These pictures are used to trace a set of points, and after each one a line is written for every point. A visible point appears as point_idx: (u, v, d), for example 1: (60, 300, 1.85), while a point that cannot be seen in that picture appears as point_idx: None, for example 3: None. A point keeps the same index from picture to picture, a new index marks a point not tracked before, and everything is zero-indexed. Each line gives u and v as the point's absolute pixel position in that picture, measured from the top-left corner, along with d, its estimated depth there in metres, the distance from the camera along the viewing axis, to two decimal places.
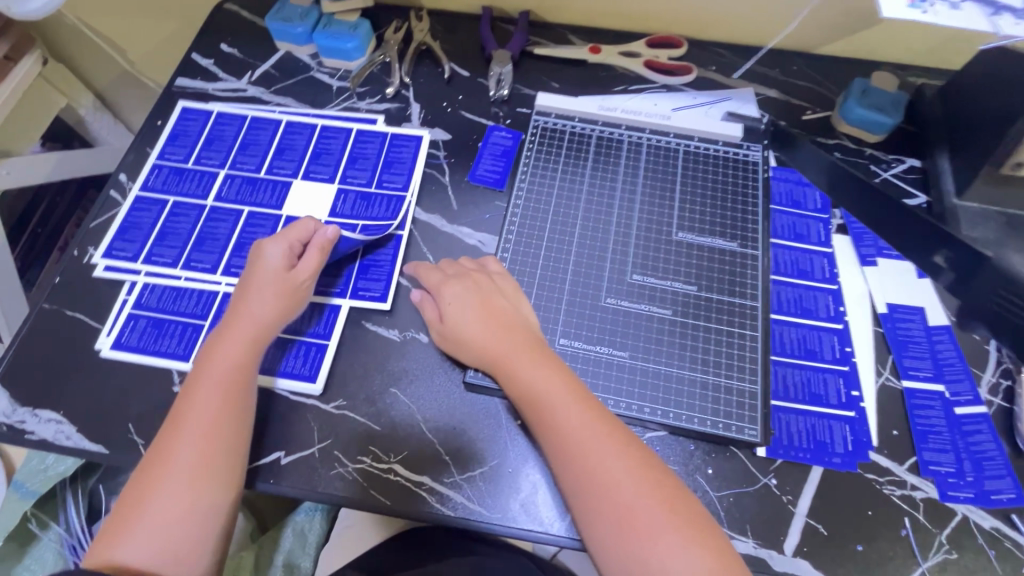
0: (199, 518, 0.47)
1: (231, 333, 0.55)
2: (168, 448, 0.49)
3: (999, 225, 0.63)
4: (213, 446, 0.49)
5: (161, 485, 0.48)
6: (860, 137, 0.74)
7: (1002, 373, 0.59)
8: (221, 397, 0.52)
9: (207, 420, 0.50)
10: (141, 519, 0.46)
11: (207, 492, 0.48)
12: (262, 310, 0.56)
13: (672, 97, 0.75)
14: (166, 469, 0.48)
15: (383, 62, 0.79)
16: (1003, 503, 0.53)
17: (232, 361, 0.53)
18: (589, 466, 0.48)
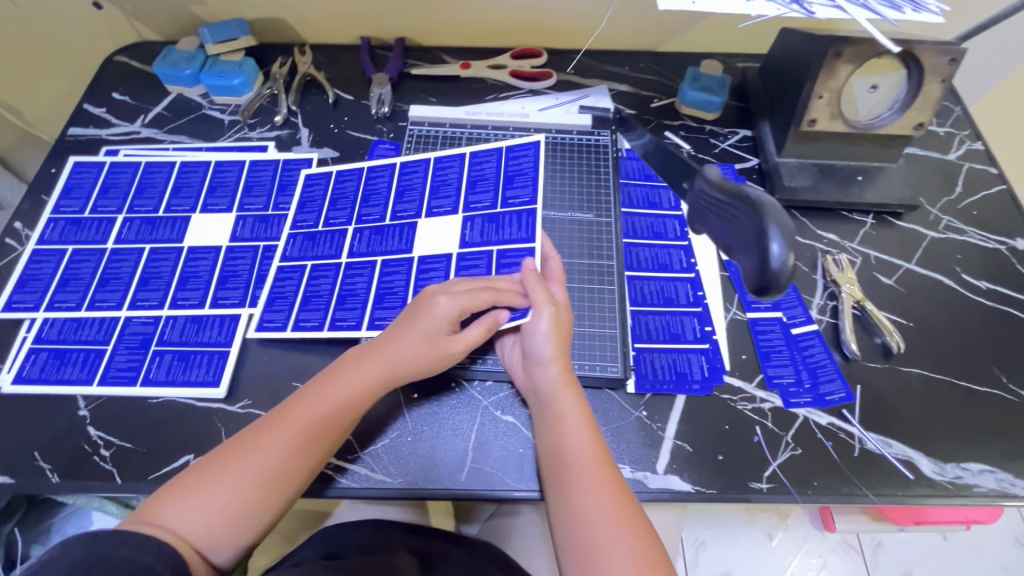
0: (247, 519, 0.51)
1: (391, 357, 0.57)
2: (271, 438, 0.53)
3: (811, 174, 0.75)
4: (295, 462, 0.53)
5: (240, 471, 0.51)
6: (700, 117, 0.84)
7: (829, 296, 0.69)
8: (336, 420, 0.55)
9: (311, 432, 0.53)
10: (201, 493, 0.50)
11: (269, 499, 0.51)
12: (440, 337, 0.58)
13: (538, 100, 0.84)
14: (256, 457, 0.52)
15: (271, 95, 0.85)
16: (836, 402, 0.62)
17: (361, 388, 0.56)
18: (579, 508, 0.51)
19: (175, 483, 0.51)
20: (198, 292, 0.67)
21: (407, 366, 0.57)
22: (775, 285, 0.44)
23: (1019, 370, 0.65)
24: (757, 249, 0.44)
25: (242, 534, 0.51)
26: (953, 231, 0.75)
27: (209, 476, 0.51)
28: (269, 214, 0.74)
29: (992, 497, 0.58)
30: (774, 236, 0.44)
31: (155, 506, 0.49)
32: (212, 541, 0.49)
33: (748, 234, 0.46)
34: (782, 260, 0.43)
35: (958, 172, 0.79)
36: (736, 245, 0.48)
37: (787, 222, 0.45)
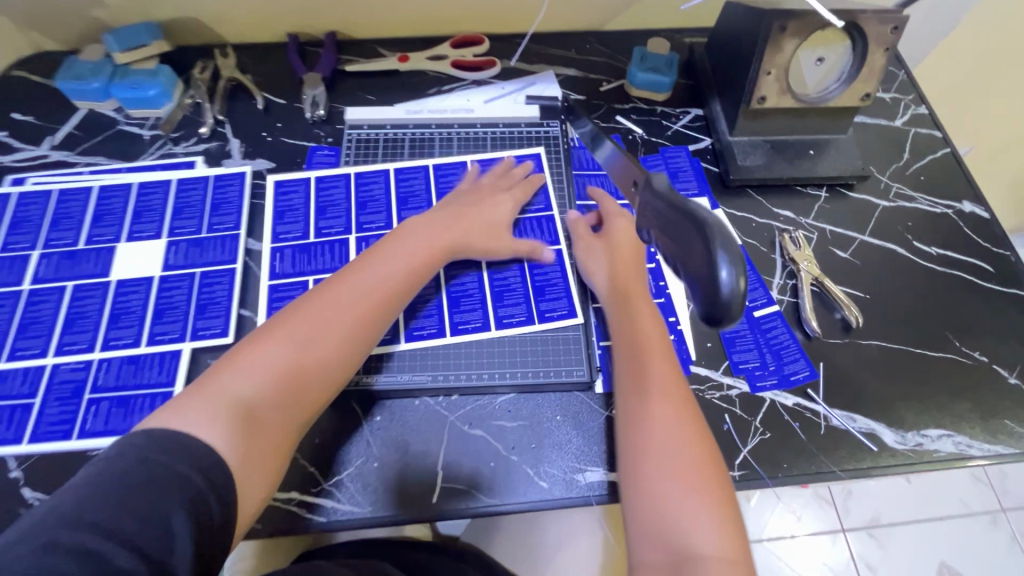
0: (296, 396, 0.51)
1: (443, 233, 0.63)
2: (326, 310, 0.55)
3: (763, 151, 0.74)
4: (341, 333, 0.55)
5: (291, 341, 0.52)
6: (650, 98, 0.82)
7: (788, 275, 0.70)
8: (391, 292, 0.58)
9: (365, 306, 0.56)
10: (250, 360, 0.51)
11: (313, 372, 0.53)
12: (488, 224, 0.66)
13: (482, 91, 0.81)
14: (308, 329, 0.54)
15: (194, 104, 0.79)
16: (800, 381, 0.63)
17: (415, 262, 0.61)
18: (648, 426, 0.51)
19: (226, 360, 0.51)
20: (133, 329, 0.62)
21: (460, 244, 0.64)
22: (726, 314, 0.36)
23: (970, 333, 0.67)
24: (706, 270, 0.37)
25: (292, 410, 0.51)
26: (903, 199, 0.75)
27: (257, 352, 0.51)
28: (204, 237, 0.69)
29: (951, 461, 0.59)
30: (723, 255, 0.36)
31: (205, 384, 0.49)
32: (264, 414, 0.49)
33: (695, 250, 0.39)
34: (733, 283, 0.36)
35: (905, 138, 0.80)
36: (682, 263, 0.40)
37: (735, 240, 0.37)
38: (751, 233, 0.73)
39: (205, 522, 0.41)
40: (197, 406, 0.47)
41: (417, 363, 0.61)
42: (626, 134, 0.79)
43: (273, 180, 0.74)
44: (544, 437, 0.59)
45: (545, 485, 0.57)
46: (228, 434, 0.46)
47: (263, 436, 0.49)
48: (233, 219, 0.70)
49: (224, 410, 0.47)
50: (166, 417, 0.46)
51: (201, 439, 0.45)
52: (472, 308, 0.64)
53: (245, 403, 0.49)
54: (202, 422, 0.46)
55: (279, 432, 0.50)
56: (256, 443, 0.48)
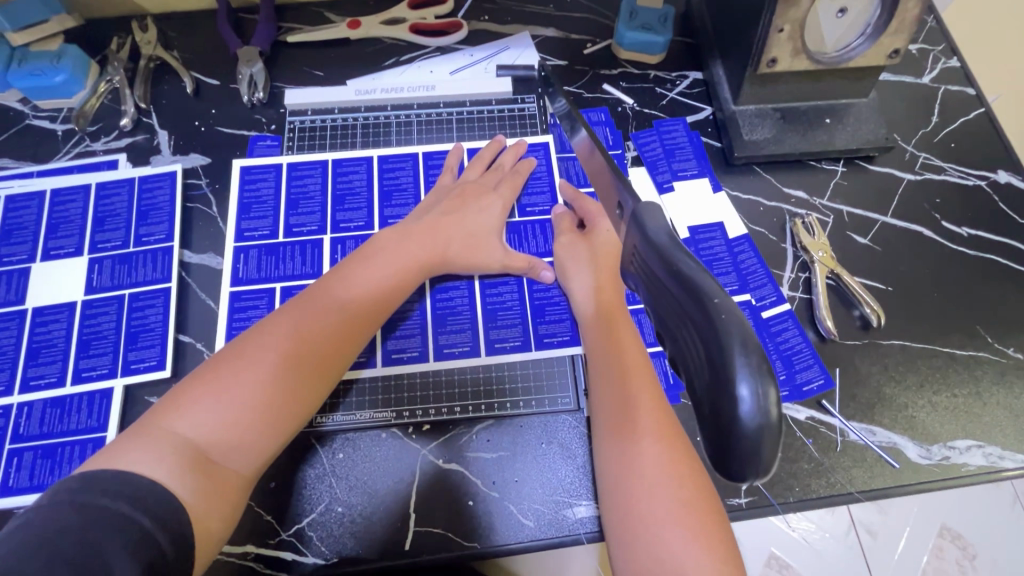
0: (260, 432, 0.41)
1: (427, 238, 0.55)
2: (292, 320, 0.45)
3: (773, 122, 0.64)
4: (319, 354, 0.45)
5: (252, 361, 0.42)
6: (642, 61, 0.71)
7: (800, 267, 0.61)
8: (369, 302, 0.50)
9: (339, 315, 0.48)
10: (210, 389, 0.41)
11: (290, 402, 0.43)
12: (475, 229, 0.58)
13: (446, 60, 0.69)
14: (272, 342, 0.44)
15: (113, 90, 0.67)
16: (814, 392, 0.56)
17: (392, 268, 0.52)
18: (628, 456, 0.42)
19: (176, 388, 0.41)
20: (56, 365, 0.55)
21: (445, 251, 0.56)
22: (746, 471, 0.25)
23: (1005, 327, 0.59)
24: (716, 401, 0.24)
25: (259, 446, 0.42)
26: (931, 170, 0.66)
27: (210, 376, 0.41)
28: (132, 251, 0.59)
29: (981, 475, 0.54)
30: (747, 388, 0.24)
31: (152, 417, 0.39)
32: (223, 454, 0.40)
33: (704, 365, 0.26)
34: (760, 433, 0.24)
35: (933, 98, 0.70)
36: (679, 361, 0.28)
37: (763, 351, 0.25)
38: (758, 219, 0.64)
39: (157, 562, 0.32)
40: (138, 445, 0.37)
41: (372, 396, 0.55)
42: (615, 105, 0.69)
43: (209, 178, 0.64)
44: (528, 469, 0.53)
45: (531, 524, 0.51)
46: (183, 478, 0.37)
47: (220, 479, 0.39)
48: (164, 228, 0.61)
49: (172, 447, 0.38)
50: (102, 460, 0.37)
51: (145, 476, 0.36)
52: (455, 329, 0.57)
53: (197, 440, 0.39)
54: (146, 464, 0.36)
55: (239, 473, 0.41)
56: (212, 487, 0.38)
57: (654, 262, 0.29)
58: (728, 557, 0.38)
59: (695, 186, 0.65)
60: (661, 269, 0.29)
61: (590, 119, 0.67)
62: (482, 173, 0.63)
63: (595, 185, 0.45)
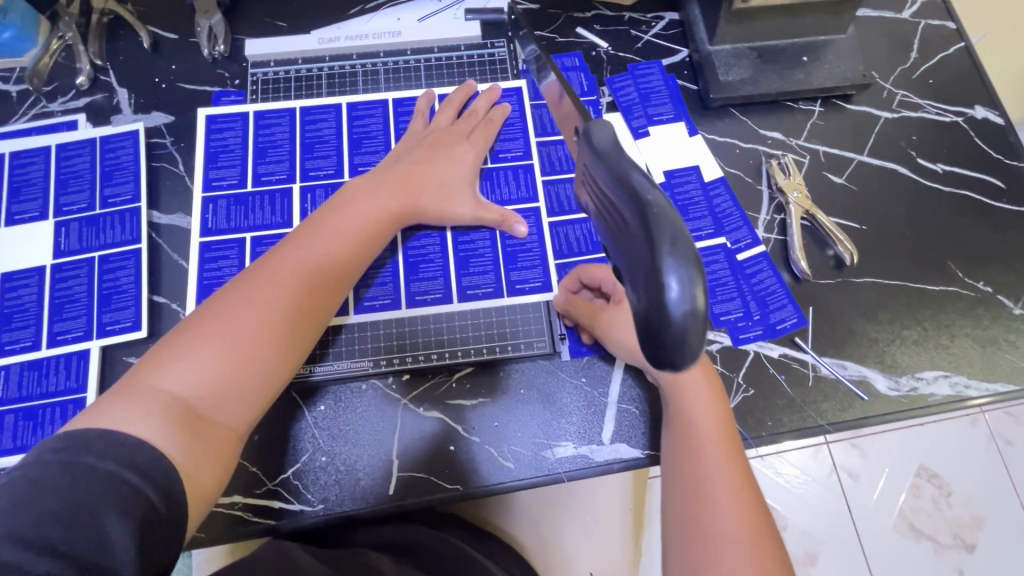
0: (246, 383, 0.41)
1: (397, 189, 0.54)
2: (266, 276, 0.45)
3: (750, 61, 0.63)
4: (297, 310, 0.45)
5: (232, 315, 0.42)
6: (614, 2, 0.69)
7: (776, 209, 0.61)
8: (344, 256, 0.49)
9: (316, 268, 0.47)
10: (191, 348, 0.40)
11: (270, 357, 0.43)
12: (446, 178, 0.57)
13: (414, 6, 0.67)
14: (249, 298, 0.43)
15: (66, 46, 0.64)
16: (788, 329, 0.57)
17: (365, 219, 0.51)
18: (695, 453, 0.44)
19: (158, 347, 0.41)
20: (29, 330, 0.54)
21: (416, 201, 0.55)
22: (680, 362, 0.26)
23: (975, 261, 0.60)
24: (650, 300, 0.25)
25: (247, 399, 0.42)
26: (908, 108, 0.66)
27: (191, 334, 0.41)
28: (98, 213, 0.58)
29: (947, 404, 0.55)
30: (675, 281, 0.24)
31: (135, 376, 0.39)
32: (211, 410, 0.40)
33: (641, 267, 0.26)
34: (687, 322, 0.25)
35: (913, 33, 0.68)
36: (626, 269, 0.28)
37: (695, 246, 0.25)
38: (734, 161, 0.63)
39: (150, 519, 0.32)
40: (122, 403, 0.37)
41: (347, 346, 0.55)
42: (589, 49, 0.67)
43: (173, 136, 0.62)
44: (507, 414, 0.54)
45: (511, 465, 0.52)
46: (167, 432, 0.36)
47: (210, 433, 0.39)
48: (129, 189, 0.59)
49: (158, 404, 0.37)
50: (85, 419, 0.36)
51: (130, 434, 0.35)
52: (428, 278, 0.57)
53: (183, 395, 0.39)
54: (135, 419, 0.36)
55: (227, 425, 0.41)
56: (201, 441, 0.38)
57: (599, 172, 0.29)
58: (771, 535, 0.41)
59: (670, 130, 0.64)
60: (605, 176, 0.28)
61: (563, 64, 0.66)
62: (453, 119, 0.61)
63: (563, 127, 0.45)
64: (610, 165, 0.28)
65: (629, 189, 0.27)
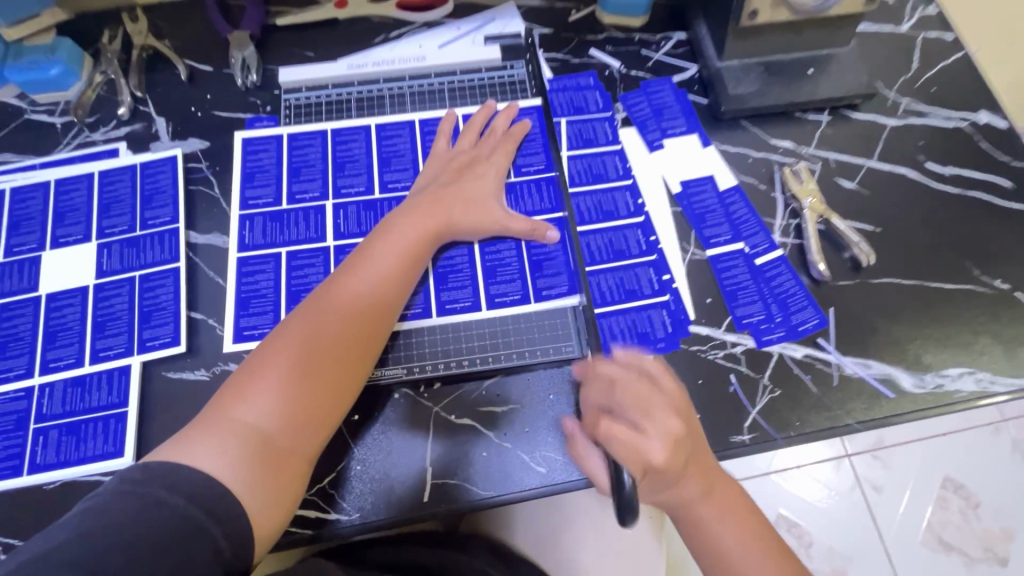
0: (308, 413, 0.46)
1: (428, 211, 0.57)
2: (321, 309, 0.49)
3: (758, 75, 0.66)
4: (349, 340, 0.49)
5: (292, 354, 0.47)
6: (626, 25, 0.72)
7: (791, 214, 0.63)
8: (387, 282, 0.52)
9: (362, 301, 0.51)
10: (262, 383, 0.45)
11: (327, 386, 0.47)
12: (474, 196, 0.59)
13: (435, 34, 0.71)
14: (307, 331, 0.48)
15: (107, 81, 0.68)
16: (810, 330, 0.58)
17: (406, 244, 0.55)
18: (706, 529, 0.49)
19: (234, 381, 0.46)
20: (73, 347, 0.56)
21: (453, 222, 0.58)
22: None
23: (990, 259, 0.61)
24: None
25: (312, 427, 0.46)
26: (913, 115, 0.68)
27: (260, 369, 0.46)
28: (138, 235, 0.61)
29: (973, 400, 0.56)
30: None
31: (218, 410, 0.44)
32: (282, 438, 0.44)
33: None
34: None
35: (913, 44, 0.71)
36: None
37: None
38: (748, 170, 0.65)
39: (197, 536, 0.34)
40: (206, 437, 0.42)
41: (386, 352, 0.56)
42: (603, 69, 0.70)
43: (208, 161, 0.65)
44: (538, 420, 0.55)
45: (543, 470, 0.53)
46: (240, 468, 0.42)
47: (280, 461, 0.44)
48: (168, 211, 0.62)
49: (235, 437, 0.43)
50: (175, 451, 0.42)
51: (207, 471, 0.40)
52: (458, 288, 0.59)
53: (257, 430, 0.44)
54: (215, 454, 0.42)
55: (297, 452, 0.45)
56: (273, 470, 0.43)
57: None
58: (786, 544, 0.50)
59: (684, 142, 0.66)
60: None
61: (580, 83, 0.68)
62: (476, 140, 0.64)
63: None
64: None
65: None
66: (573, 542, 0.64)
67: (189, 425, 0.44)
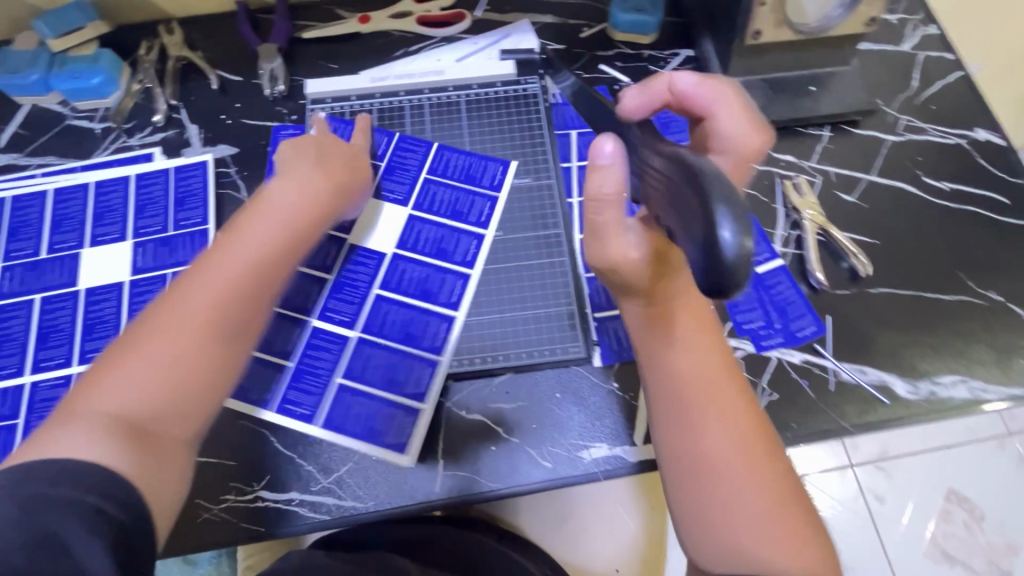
0: (179, 398, 0.44)
1: (255, 222, 0.53)
2: (200, 292, 0.47)
3: (762, 92, 0.69)
4: (230, 320, 0.47)
5: (168, 334, 0.45)
6: (635, 42, 0.75)
7: (792, 225, 0.65)
8: (244, 271, 0.49)
9: (234, 285, 0.48)
10: (121, 369, 0.43)
11: (206, 364, 0.45)
12: (306, 203, 0.56)
13: (453, 49, 0.75)
14: (180, 314, 0.46)
15: (144, 89, 0.73)
16: (808, 337, 0.60)
17: (257, 243, 0.51)
18: (691, 426, 0.45)
19: (91, 372, 0.43)
20: (109, 339, 0.60)
21: (297, 228, 0.54)
22: (729, 288, 0.31)
23: (985, 272, 0.63)
24: (706, 244, 0.31)
25: (183, 411, 0.44)
26: (912, 131, 0.70)
27: (121, 357, 0.44)
28: (171, 235, 0.65)
29: (965, 407, 0.58)
30: (727, 231, 0.30)
31: (73, 403, 0.42)
32: (149, 422, 0.42)
33: (695, 219, 0.32)
34: (736, 260, 0.30)
35: (914, 64, 0.74)
36: (681, 233, 0.34)
37: (747, 210, 0.31)
38: (751, 182, 0.68)
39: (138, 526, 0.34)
40: (65, 429, 0.40)
41: (314, 365, 0.58)
42: (613, 84, 0.73)
43: (237, 166, 0.69)
44: (545, 416, 0.57)
45: (548, 465, 0.56)
46: (118, 456, 0.39)
47: (155, 447, 0.42)
48: (200, 213, 0.66)
49: (101, 426, 0.40)
50: (31, 449, 0.39)
51: (78, 459, 0.38)
52: (396, 300, 0.61)
53: (123, 415, 0.41)
54: (76, 445, 0.39)
55: (174, 437, 0.43)
56: (148, 454, 0.41)
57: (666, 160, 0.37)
58: (807, 517, 0.43)
59: None
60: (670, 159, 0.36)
61: None
62: (391, 143, 0.63)
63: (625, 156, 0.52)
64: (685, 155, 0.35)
65: (691, 174, 0.33)
66: (576, 528, 0.69)
67: (46, 423, 0.42)
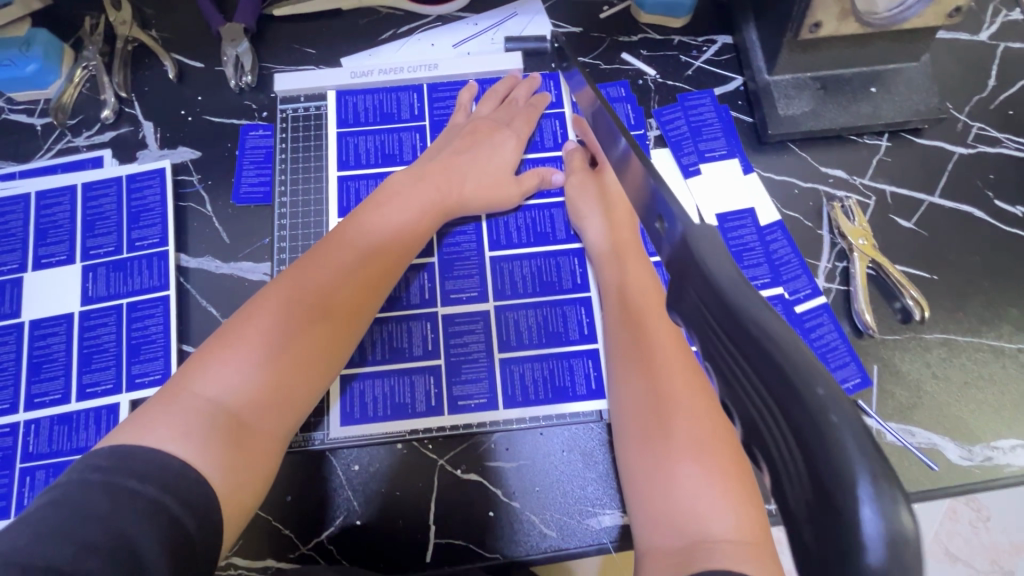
0: (289, 388, 0.39)
1: (438, 181, 0.54)
2: (323, 267, 0.44)
3: (813, 93, 0.58)
4: (349, 300, 0.44)
5: (274, 315, 0.40)
6: (663, 25, 0.64)
7: (838, 256, 0.57)
8: (378, 242, 0.48)
9: (355, 256, 0.46)
10: (226, 354, 0.38)
11: (314, 354, 0.41)
12: (483, 162, 0.57)
13: (449, 32, 0.64)
14: (286, 295, 0.41)
15: (90, 76, 0.62)
16: (851, 390, 0.53)
17: (412, 208, 0.51)
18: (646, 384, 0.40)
19: (196, 354, 0.38)
20: (59, 381, 0.53)
21: (453, 197, 0.55)
22: None
23: None
24: (825, 516, 0.18)
25: (285, 400, 0.39)
26: (985, 142, 0.60)
27: (225, 342, 0.39)
28: (125, 258, 0.56)
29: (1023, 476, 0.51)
30: (869, 510, 0.17)
31: (176, 387, 0.37)
32: (253, 416, 0.37)
33: (797, 458, 0.19)
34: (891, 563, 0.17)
35: (992, 57, 0.63)
36: (756, 452, 0.22)
37: (883, 456, 0.19)
38: (792, 203, 0.59)
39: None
40: (164, 416, 0.35)
41: (396, 342, 0.55)
42: (635, 78, 0.63)
43: (200, 174, 0.60)
44: (548, 477, 0.51)
45: (553, 534, 0.50)
46: (208, 455, 0.34)
47: (253, 444, 0.37)
48: (158, 231, 0.57)
49: (200, 415, 0.35)
50: (130, 434, 0.34)
51: (174, 457, 0.33)
52: (517, 258, 0.58)
53: (226, 401, 0.36)
54: (171, 438, 0.34)
55: (270, 431, 0.38)
56: (245, 452, 0.36)
57: (711, 288, 0.25)
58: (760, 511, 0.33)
59: (724, 168, 0.59)
60: (725, 287, 0.24)
61: (609, 94, 0.61)
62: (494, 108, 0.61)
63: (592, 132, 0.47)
64: (748, 299, 0.23)
65: (769, 352, 0.21)
66: None
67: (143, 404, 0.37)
